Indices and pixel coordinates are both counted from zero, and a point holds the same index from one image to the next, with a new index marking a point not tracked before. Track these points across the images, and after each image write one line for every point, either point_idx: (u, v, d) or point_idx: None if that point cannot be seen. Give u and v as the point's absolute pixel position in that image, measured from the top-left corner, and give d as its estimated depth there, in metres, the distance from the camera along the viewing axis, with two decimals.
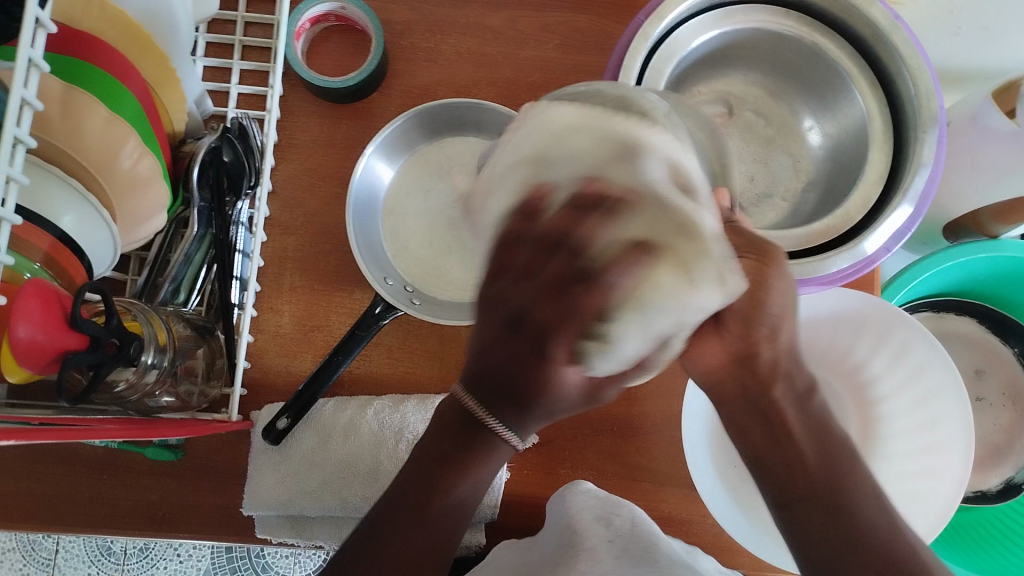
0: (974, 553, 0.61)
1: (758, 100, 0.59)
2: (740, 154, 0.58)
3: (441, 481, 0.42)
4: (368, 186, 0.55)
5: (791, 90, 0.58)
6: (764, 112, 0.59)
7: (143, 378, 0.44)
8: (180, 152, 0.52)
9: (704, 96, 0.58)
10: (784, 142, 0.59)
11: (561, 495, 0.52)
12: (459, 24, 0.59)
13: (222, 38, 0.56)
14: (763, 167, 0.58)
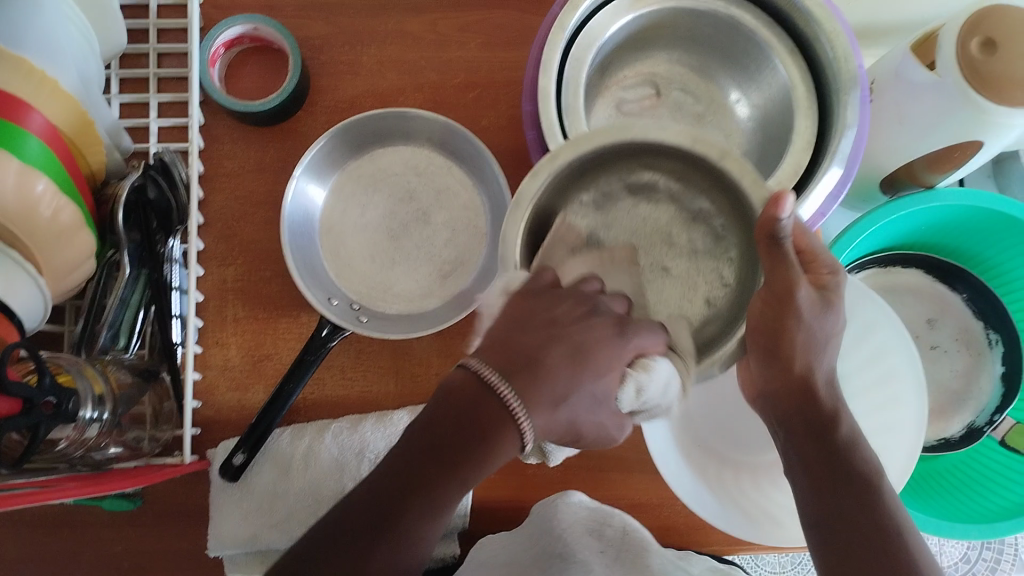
0: (942, 502, 0.60)
1: (684, 78, 0.59)
2: None
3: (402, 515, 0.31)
4: (300, 209, 0.53)
5: (714, 65, 0.58)
6: (691, 89, 0.60)
7: (85, 433, 0.43)
8: (102, 195, 0.51)
9: (629, 80, 0.59)
10: (713, 118, 0.59)
11: (551, 503, 0.52)
12: (377, 32, 0.58)
13: (133, 72, 0.55)
14: None
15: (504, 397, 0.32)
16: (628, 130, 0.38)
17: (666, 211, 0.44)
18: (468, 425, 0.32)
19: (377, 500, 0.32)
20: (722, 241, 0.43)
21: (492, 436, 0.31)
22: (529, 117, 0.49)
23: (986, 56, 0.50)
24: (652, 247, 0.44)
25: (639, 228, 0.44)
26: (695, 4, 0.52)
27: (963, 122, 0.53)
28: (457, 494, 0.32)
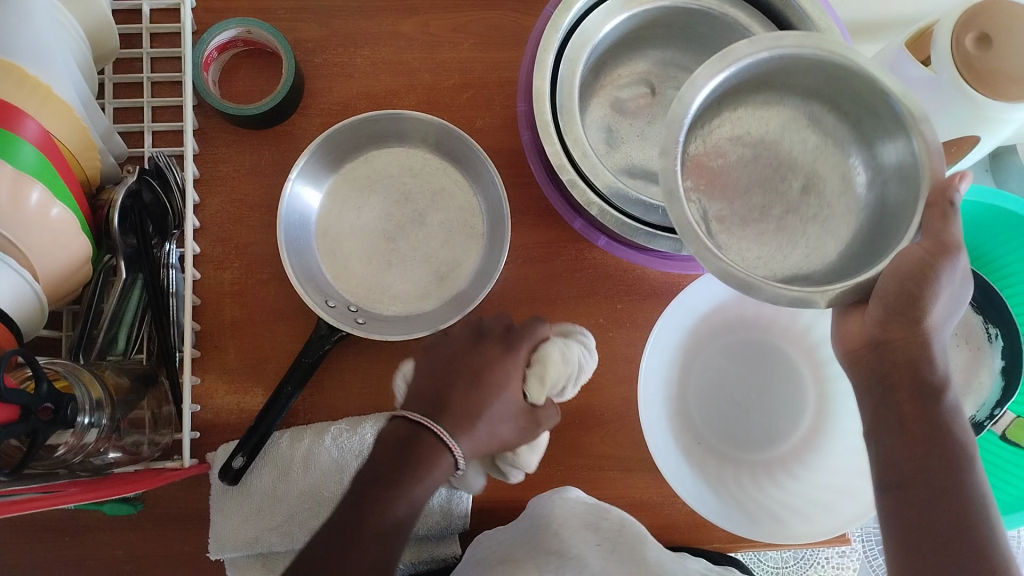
0: None
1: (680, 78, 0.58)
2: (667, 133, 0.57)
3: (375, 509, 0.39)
4: (296, 213, 0.53)
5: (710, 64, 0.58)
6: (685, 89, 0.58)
7: (83, 438, 0.44)
8: (97, 201, 0.51)
9: (624, 79, 0.58)
10: None
11: (547, 500, 0.52)
12: (370, 34, 0.58)
13: (128, 77, 0.55)
14: None
15: (425, 423, 0.41)
16: (791, 42, 0.42)
17: (834, 160, 0.46)
18: (404, 450, 0.41)
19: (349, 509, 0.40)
20: (830, 205, 0.45)
21: (422, 449, 0.41)
22: (524, 118, 0.51)
23: (981, 51, 0.50)
24: (770, 191, 0.47)
25: (753, 177, 0.47)
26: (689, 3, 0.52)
27: (959, 117, 0.53)
28: (413, 493, 0.40)
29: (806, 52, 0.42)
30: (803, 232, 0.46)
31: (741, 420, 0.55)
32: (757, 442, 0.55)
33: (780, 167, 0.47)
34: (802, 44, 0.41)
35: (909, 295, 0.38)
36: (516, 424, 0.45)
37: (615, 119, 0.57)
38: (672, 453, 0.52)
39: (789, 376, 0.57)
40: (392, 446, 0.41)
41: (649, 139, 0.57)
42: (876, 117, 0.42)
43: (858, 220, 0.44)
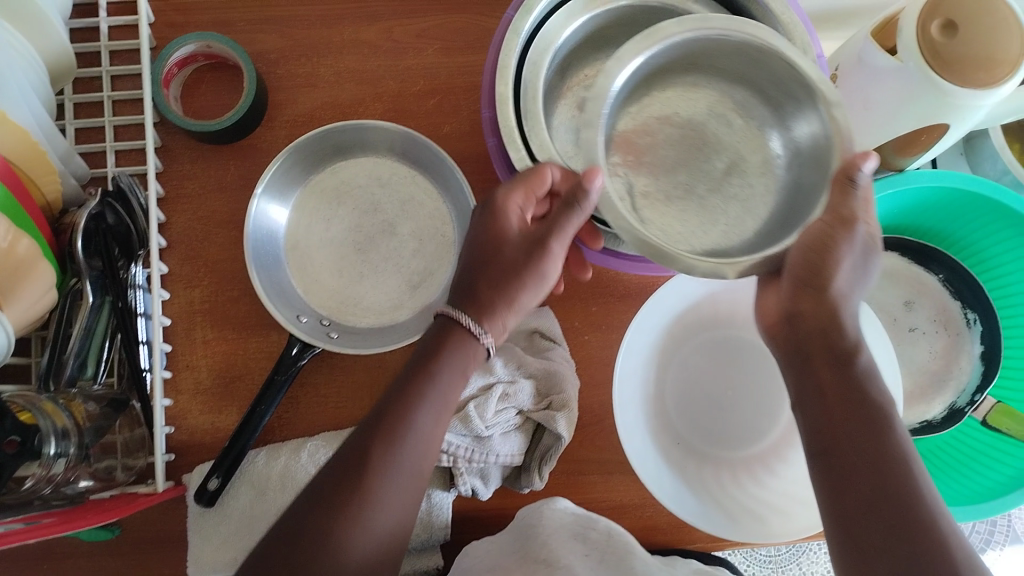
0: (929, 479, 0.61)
1: None
2: None
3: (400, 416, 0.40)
4: (263, 229, 0.53)
5: None
6: None
7: (51, 469, 0.43)
8: (60, 225, 0.50)
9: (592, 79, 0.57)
10: None
11: (536, 510, 0.51)
12: (333, 43, 0.57)
13: (87, 97, 0.54)
14: None
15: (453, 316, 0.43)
16: (711, 24, 0.42)
17: (750, 142, 0.47)
18: (434, 342, 0.42)
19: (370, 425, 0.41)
20: (756, 181, 0.46)
21: (446, 337, 0.42)
22: (488, 124, 0.49)
23: (945, 39, 0.50)
24: (693, 171, 0.48)
25: (676, 150, 0.48)
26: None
27: (926, 106, 0.52)
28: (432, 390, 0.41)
29: (731, 34, 0.42)
30: (725, 211, 0.46)
31: (718, 417, 0.55)
32: (735, 440, 0.55)
33: (704, 147, 0.48)
34: (729, 27, 0.42)
35: (817, 267, 0.40)
36: (507, 418, 0.51)
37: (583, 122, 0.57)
38: (652, 457, 0.51)
39: (766, 371, 0.56)
40: (423, 351, 0.42)
41: None
42: (795, 96, 0.43)
43: (777, 199, 0.45)
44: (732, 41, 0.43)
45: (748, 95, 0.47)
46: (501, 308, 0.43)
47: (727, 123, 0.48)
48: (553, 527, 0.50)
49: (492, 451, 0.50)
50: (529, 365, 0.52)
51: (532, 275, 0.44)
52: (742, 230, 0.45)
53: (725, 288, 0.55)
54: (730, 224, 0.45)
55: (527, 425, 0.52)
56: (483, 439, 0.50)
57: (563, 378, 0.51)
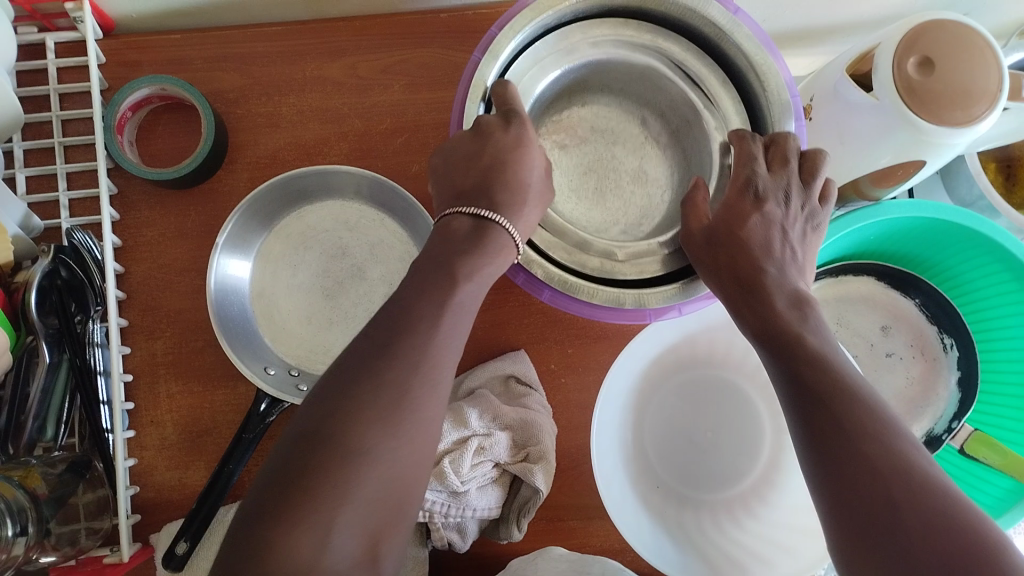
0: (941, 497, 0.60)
1: (620, 126, 0.55)
2: (617, 170, 0.55)
3: (420, 306, 0.37)
4: (223, 287, 0.50)
5: (635, 101, 0.55)
6: (620, 142, 0.55)
7: (12, 550, 0.42)
8: (12, 283, 0.49)
9: (564, 119, 0.55)
10: (643, 155, 0.55)
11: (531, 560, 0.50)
12: (294, 81, 0.55)
13: (36, 144, 0.52)
14: (638, 188, 0.55)
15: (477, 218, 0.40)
16: (621, 38, 0.49)
17: (652, 158, 0.55)
18: (465, 236, 0.40)
19: (391, 318, 0.36)
20: (651, 192, 0.55)
21: (475, 233, 0.40)
22: None
23: (922, 76, 0.49)
24: (602, 176, 0.55)
25: (592, 163, 0.55)
26: (626, 38, 0.49)
27: (902, 142, 0.52)
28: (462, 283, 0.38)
29: (632, 56, 0.50)
30: (625, 213, 0.54)
31: (698, 459, 0.54)
32: (717, 482, 0.54)
33: (614, 158, 0.55)
34: (632, 52, 0.50)
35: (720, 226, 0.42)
36: (484, 472, 0.49)
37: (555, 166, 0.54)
38: (635, 509, 0.51)
39: (743, 411, 0.56)
40: (455, 240, 0.40)
41: (588, 196, 0.54)
42: (687, 117, 0.52)
43: (670, 205, 0.54)
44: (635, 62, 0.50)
45: (652, 117, 0.55)
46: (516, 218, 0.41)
47: (636, 138, 0.55)
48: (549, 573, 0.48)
49: (468, 505, 0.49)
50: (505, 416, 0.50)
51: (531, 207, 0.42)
52: (639, 226, 0.54)
53: (700, 330, 0.54)
54: (629, 220, 0.54)
55: (504, 477, 0.51)
56: (461, 495, 0.48)
57: (540, 428, 0.50)
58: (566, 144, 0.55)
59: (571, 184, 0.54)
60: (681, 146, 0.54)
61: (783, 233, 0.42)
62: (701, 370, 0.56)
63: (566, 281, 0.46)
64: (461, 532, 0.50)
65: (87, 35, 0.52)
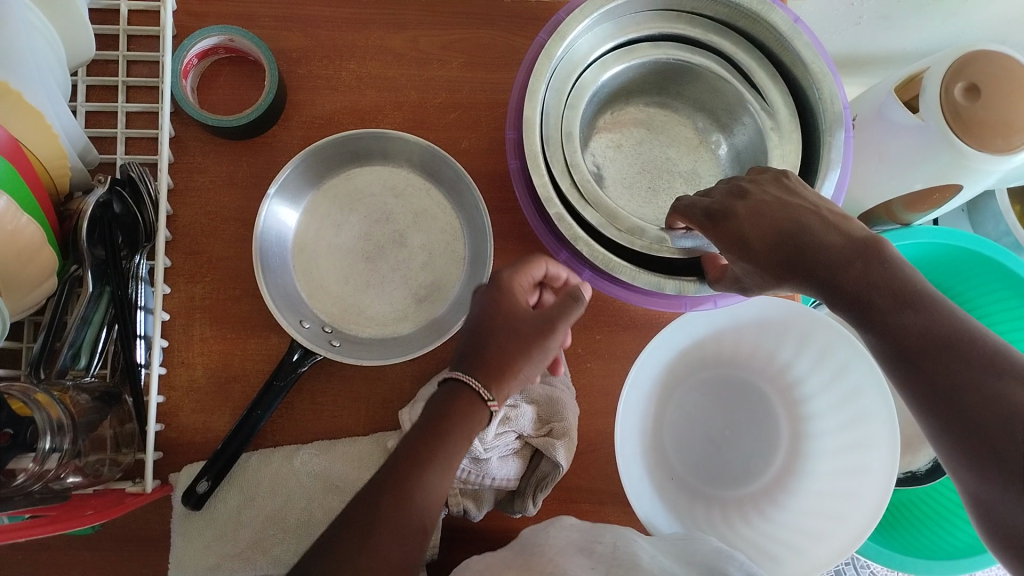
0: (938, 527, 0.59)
1: (676, 132, 0.58)
2: (671, 171, 0.57)
3: (411, 475, 0.39)
4: (269, 236, 0.51)
5: (690, 109, 0.58)
6: (675, 145, 0.58)
7: (45, 465, 0.42)
8: (66, 209, 0.49)
9: (621, 121, 0.57)
10: (697, 160, 0.57)
11: (539, 526, 0.49)
12: (357, 48, 0.57)
13: (101, 80, 0.53)
14: (691, 189, 0.56)
15: (467, 377, 0.42)
16: (680, 29, 0.52)
17: (704, 161, 0.57)
18: (448, 403, 0.41)
19: (377, 481, 0.39)
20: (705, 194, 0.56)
21: (455, 397, 0.41)
22: (512, 146, 0.48)
23: (968, 103, 0.51)
24: (658, 175, 0.56)
25: (648, 164, 0.57)
26: (685, 31, 0.52)
27: (942, 166, 0.53)
28: (444, 453, 0.40)
29: (687, 57, 0.52)
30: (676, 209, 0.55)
31: (713, 455, 0.56)
32: (730, 480, 0.55)
33: (669, 160, 0.57)
34: (689, 55, 0.52)
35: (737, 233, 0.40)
36: (506, 441, 0.50)
37: (611, 163, 0.56)
38: (649, 496, 0.51)
39: (762, 413, 0.57)
40: (434, 405, 0.41)
41: (642, 193, 0.56)
42: (742, 120, 0.54)
43: None
44: (694, 61, 0.52)
45: (708, 124, 0.57)
46: (509, 374, 0.42)
47: (692, 145, 0.58)
48: (557, 536, 0.47)
49: (489, 473, 0.50)
50: (532, 390, 0.51)
51: (538, 347, 0.43)
52: None
53: (731, 328, 0.55)
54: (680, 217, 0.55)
55: (525, 449, 0.52)
56: (483, 460, 0.49)
57: (565, 406, 0.51)
58: (622, 143, 0.57)
59: (625, 180, 0.56)
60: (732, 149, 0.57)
61: (777, 201, 0.41)
62: (725, 369, 0.58)
63: (608, 260, 0.46)
64: (479, 501, 0.51)
65: None
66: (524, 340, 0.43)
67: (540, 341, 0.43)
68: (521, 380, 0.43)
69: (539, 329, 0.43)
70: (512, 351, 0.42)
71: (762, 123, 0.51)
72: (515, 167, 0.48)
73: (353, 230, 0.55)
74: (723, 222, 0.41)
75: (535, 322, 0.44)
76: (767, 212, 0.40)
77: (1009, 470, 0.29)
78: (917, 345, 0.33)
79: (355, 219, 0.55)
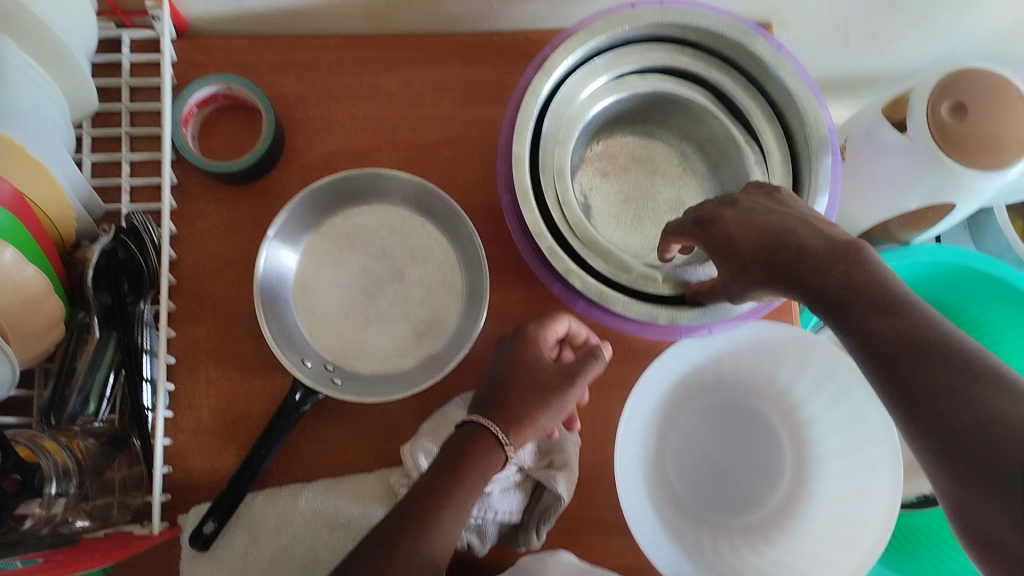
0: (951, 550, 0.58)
1: (659, 159, 0.59)
2: (656, 199, 0.57)
3: (426, 517, 0.42)
4: (270, 277, 0.52)
5: (675, 137, 0.58)
6: (660, 173, 0.58)
7: (51, 510, 0.44)
8: (72, 258, 0.50)
9: (607, 148, 0.58)
10: (682, 188, 0.58)
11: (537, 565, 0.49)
12: (351, 90, 0.58)
13: (106, 132, 0.55)
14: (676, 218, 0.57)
15: (484, 422, 0.45)
16: (673, 60, 0.52)
17: (688, 188, 0.58)
18: (464, 444, 0.44)
19: (396, 518, 0.42)
20: None
21: (472, 440, 0.44)
22: (503, 181, 0.49)
23: (956, 120, 0.51)
24: (643, 204, 0.57)
25: (632, 192, 0.57)
26: (678, 63, 0.52)
27: (933, 184, 0.53)
28: (456, 495, 0.42)
29: (678, 89, 0.53)
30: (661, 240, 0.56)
31: (718, 481, 0.56)
32: (735, 507, 0.55)
33: (654, 188, 0.58)
34: (680, 87, 0.53)
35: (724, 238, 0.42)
36: (507, 475, 0.50)
37: (597, 191, 0.57)
38: (654, 526, 0.51)
39: (765, 437, 0.57)
40: (451, 445, 0.44)
41: (627, 222, 0.56)
42: (727, 151, 0.55)
43: None
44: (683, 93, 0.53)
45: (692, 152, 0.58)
46: (527, 422, 0.45)
47: (676, 173, 0.58)
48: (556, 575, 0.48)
49: (491, 507, 0.50)
50: None
51: (557, 399, 0.46)
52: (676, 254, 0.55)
53: (728, 353, 0.55)
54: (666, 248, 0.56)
55: (527, 482, 0.52)
56: (484, 494, 0.49)
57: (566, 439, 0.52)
58: (607, 171, 0.57)
59: (611, 209, 0.56)
60: (717, 177, 0.57)
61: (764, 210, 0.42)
62: (724, 395, 0.58)
63: (601, 292, 0.47)
64: (480, 535, 0.50)
65: (163, 33, 0.55)
66: (543, 393, 0.46)
67: (560, 395, 0.46)
68: (539, 430, 0.46)
69: (559, 381, 0.46)
70: (530, 402, 0.45)
71: (749, 149, 0.52)
72: (507, 203, 0.49)
73: (352, 268, 0.56)
74: (713, 229, 0.43)
75: (555, 375, 0.46)
76: (753, 221, 0.42)
77: (982, 475, 0.28)
78: (896, 347, 0.32)
79: (354, 257, 0.56)
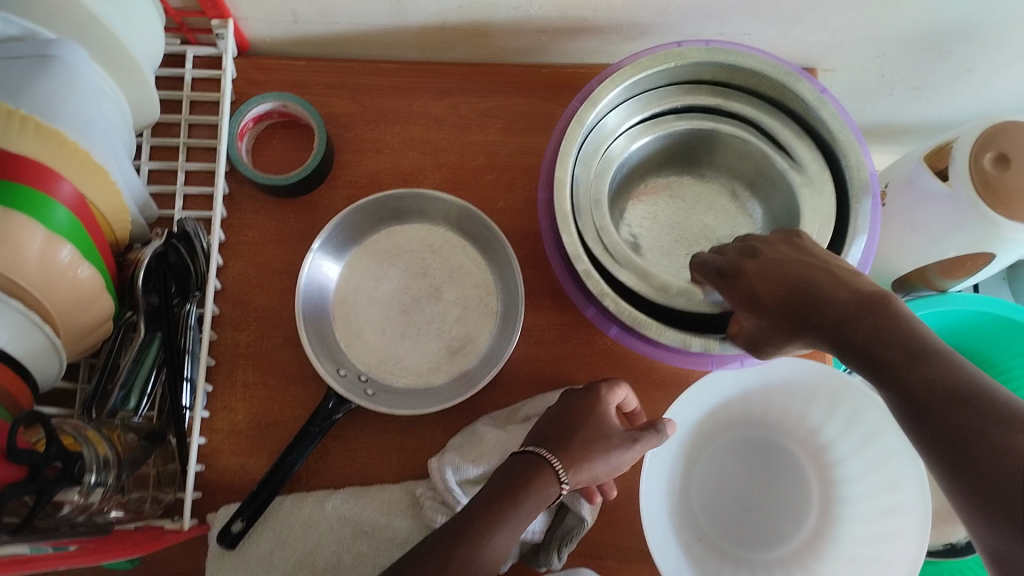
0: None
1: (715, 199, 0.60)
2: (709, 237, 0.58)
3: (474, 534, 0.42)
4: (311, 289, 0.54)
5: (725, 177, 0.60)
6: (712, 212, 0.59)
7: (89, 498, 0.44)
8: (125, 260, 0.53)
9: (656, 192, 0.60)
10: (734, 225, 0.59)
11: None
12: (401, 113, 0.60)
13: (164, 141, 0.57)
14: None
15: (545, 457, 0.46)
16: (700, 100, 0.54)
17: (741, 224, 0.59)
18: (521, 473, 0.45)
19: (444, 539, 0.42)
20: None
21: (528, 470, 0.45)
22: (543, 207, 0.50)
23: (998, 171, 0.51)
24: (695, 242, 0.58)
25: (687, 232, 0.59)
26: (706, 103, 0.54)
27: (973, 233, 0.53)
28: (514, 518, 0.43)
29: (707, 124, 0.55)
30: None
31: (742, 515, 0.55)
32: (757, 542, 0.55)
33: (706, 226, 0.59)
34: (709, 122, 0.55)
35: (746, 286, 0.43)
36: None
37: (649, 233, 0.58)
38: (676, 555, 0.51)
39: (792, 474, 0.57)
40: (508, 471, 0.45)
41: (679, 259, 0.57)
42: (772, 181, 0.55)
43: None
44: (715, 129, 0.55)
45: (742, 189, 0.59)
46: (585, 465, 0.46)
47: (730, 211, 0.59)
48: None
49: None
50: None
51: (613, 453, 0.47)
52: None
53: (758, 388, 0.55)
54: None
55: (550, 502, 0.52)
56: None
57: None
58: (657, 213, 0.59)
59: (661, 248, 0.58)
60: (769, 207, 0.57)
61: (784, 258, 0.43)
62: (753, 430, 0.57)
63: (634, 316, 0.47)
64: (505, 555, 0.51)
65: (225, 51, 0.57)
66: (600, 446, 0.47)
67: (615, 451, 0.47)
68: (593, 476, 0.47)
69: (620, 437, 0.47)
70: (586, 452, 0.46)
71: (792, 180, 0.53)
72: (546, 228, 0.50)
73: (390, 282, 0.58)
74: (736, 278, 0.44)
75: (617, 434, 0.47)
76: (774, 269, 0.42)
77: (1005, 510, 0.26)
78: (920, 387, 0.31)
79: (393, 273, 0.58)
